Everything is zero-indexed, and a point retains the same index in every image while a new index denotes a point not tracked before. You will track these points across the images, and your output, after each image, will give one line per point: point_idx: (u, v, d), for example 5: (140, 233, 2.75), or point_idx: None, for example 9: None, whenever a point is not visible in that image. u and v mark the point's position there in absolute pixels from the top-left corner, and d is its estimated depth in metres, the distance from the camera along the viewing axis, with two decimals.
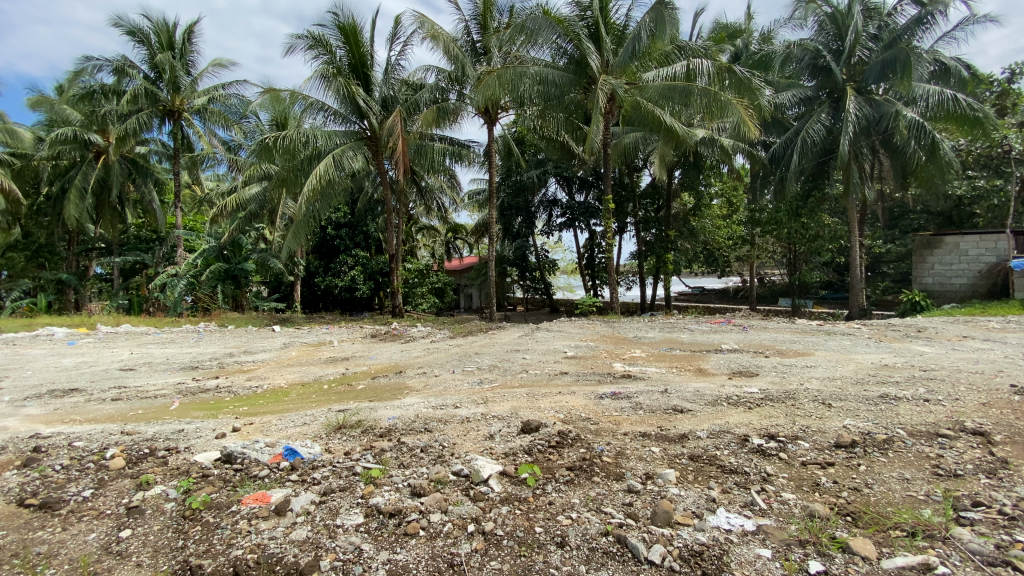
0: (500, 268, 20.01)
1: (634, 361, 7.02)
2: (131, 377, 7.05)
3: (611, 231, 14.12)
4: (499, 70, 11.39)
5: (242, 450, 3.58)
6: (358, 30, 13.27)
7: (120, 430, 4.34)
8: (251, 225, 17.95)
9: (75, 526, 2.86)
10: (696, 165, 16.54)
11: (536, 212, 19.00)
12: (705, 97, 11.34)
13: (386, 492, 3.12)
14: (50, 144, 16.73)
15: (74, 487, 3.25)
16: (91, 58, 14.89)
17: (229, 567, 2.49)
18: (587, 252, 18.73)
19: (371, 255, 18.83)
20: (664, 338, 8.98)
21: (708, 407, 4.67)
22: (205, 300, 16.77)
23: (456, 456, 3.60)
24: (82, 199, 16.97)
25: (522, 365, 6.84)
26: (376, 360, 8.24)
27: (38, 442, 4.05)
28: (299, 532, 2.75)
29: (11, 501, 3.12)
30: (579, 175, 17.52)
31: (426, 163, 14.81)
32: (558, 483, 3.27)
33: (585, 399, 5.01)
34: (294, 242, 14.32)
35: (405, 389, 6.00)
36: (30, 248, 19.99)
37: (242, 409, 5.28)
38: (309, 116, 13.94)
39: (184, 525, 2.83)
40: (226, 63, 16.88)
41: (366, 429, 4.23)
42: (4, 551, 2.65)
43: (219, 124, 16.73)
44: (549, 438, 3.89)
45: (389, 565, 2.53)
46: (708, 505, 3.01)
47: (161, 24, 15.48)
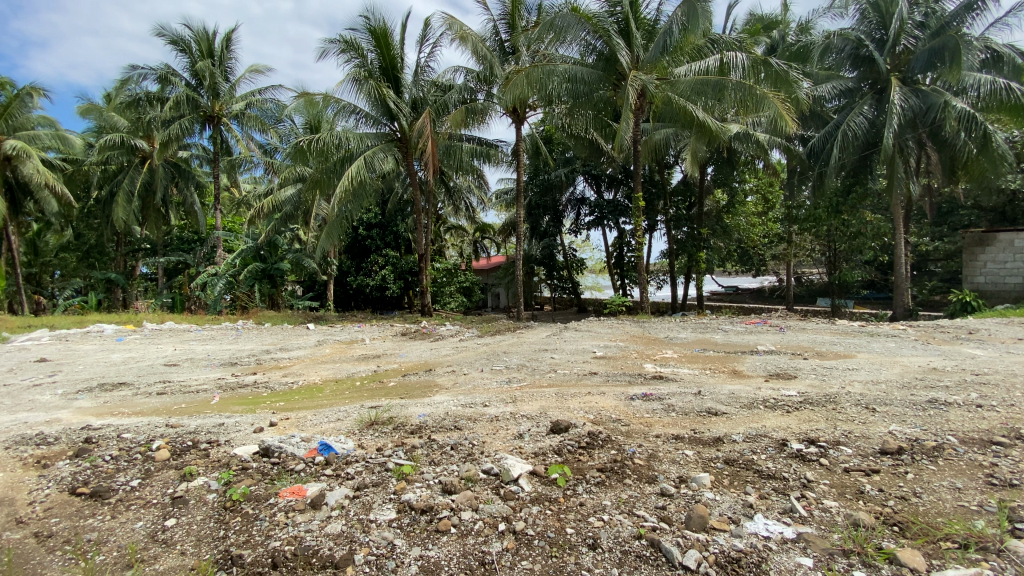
0: (528, 267, 19.90)
1: (666, 362, 6.89)
2: (175, 372, 7.36)
3: (641, 230, 13.89)
4: (527, 69, 11.37)
5: (279, 444, 3.67)
6: (388, 33, 13.47)
7: (165, 423, 4.52)
8: (286, 225, 18.42)
9: (124, 515, 2.99)
10: (730, 161, 16.28)
11: (565, 211, 18.93)
12: (739, 92, 11.05)
13: (417, 488, 3.15)
14: (100, 149, 17.57)
15: (122, 477, 3.40)
16: (136, 67, 15.59)
17: (268, 558, 2.55)
18: (616, 251, 18.62)
19: (400, 254, 19.16)
20: (697, 339, 8.83)
21: (744, 409, 4.54)
22: (243, 298, 17.39)
23: (486, 454, 3.60)
24: (129, 202, 17.82)
25: (551, 365, 6.79)
26: (406, 357, 8.33)
27: (89, 433, 4.26)
28: (334, 526, 2.79)
29: (64, 489, 3.29)
30: (608, 173, 17.36)
31: (454, 163, 14.90)
32: (590, 484, 3.24)
33: (615, 399, 4.95)
34: (327, 242, 14.65)
35: (434, 386, 6.07)
36: (82, 248, 21.20)
37: (279, 404, 5.44)
38: (342, 119, 14.20)
39: (225, 516, 2.93)
40: (263, 69, 17.40)
41: (398, 426, 4.29)
42: (57, 538, 2.79)
43: (256, 128, 17.29)
44: (580, 439, 3.85)
45: (422, 561, 2.54)
46: (746, 510, 2.92)
47: (201, 32, 16.12)
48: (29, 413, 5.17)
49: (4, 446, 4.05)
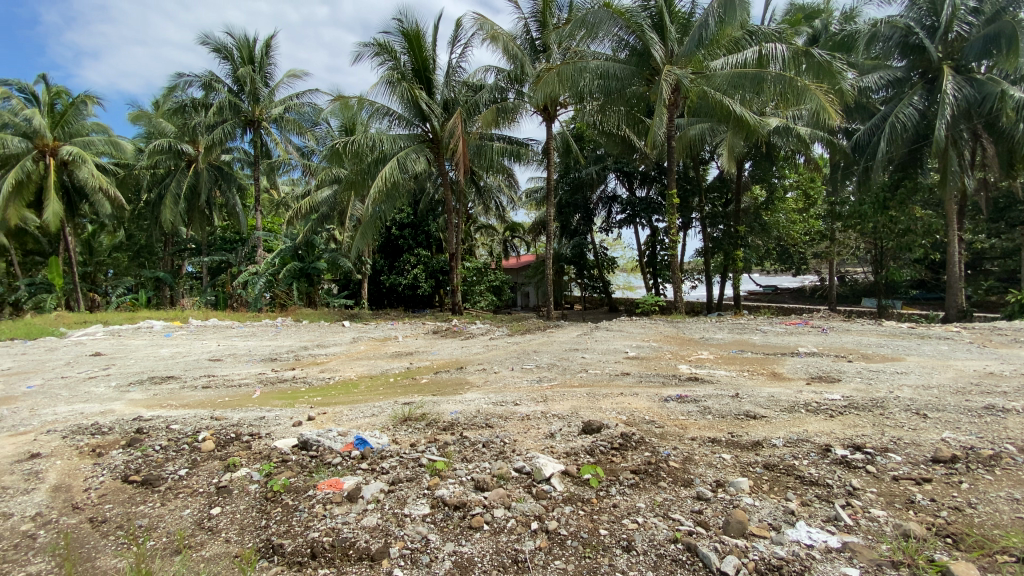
0: (558, 266, 19.75)
1: (702, 363, 6.72)
2: (219, 366, 7.66)
3: (675, 227, 13.58)
4: (558, 67, 11.29)
5: (317, 437, 3.77)
6: (421, 35, 13.63)
7: (210, 415, 4.72)
8: (323, 225, 18.91)
9: (172, 503, 3.13)
10: (769, 156, 15.73)
11: (596, 209, 18.76)
12: (779, 84, 10.69)
13: (450, 485, 3.17)
14: (150, 154, 18.45)
15: (171, 466, 3.56)
16: (183, 75, 16.30)
17: (307, 548, 2.62)
18: (649, 249, 18.28)
19: (432, 254, 19.39)
20: (733, 340, 8.58)
21: (784, 413, 4.38)
22: (283, 297, 17.98)
23: (518, 452, 3.60)
24: (175, 204, 18.65)
25: (582, 365, 6.74)
26: (438, 355, 8.43)
27: (140, 424, 4.48)
28: (370, 519, 2.85)
29: (117, 477, 3.46)
30: (641, 170, 17.10)
31: (485, 163, 14.96)
32: (623, 485, 3.19)
33: (648, 400, 4.86)
34: (362, 242, 14.96)
35: (465, 384, 6.12)
36: (133, 248, 22.72)
37: (316, 399, 5.58)
38: (376, 121, 14.47)
39: (267, 506, 3.02)
40: (300, 74, 17.90)
41: (431, 422, 4.34)
42: (111, 523, 2.93)
43: (294, 131, 17.81)
44: (612, 440, 3.80)
45: (455, 557, 2.56)
46: (787, 517, 2.82)
47: (243, 40, 16.74)
48: (85, 404, 5.47)
49: (63, 435, 4.29)
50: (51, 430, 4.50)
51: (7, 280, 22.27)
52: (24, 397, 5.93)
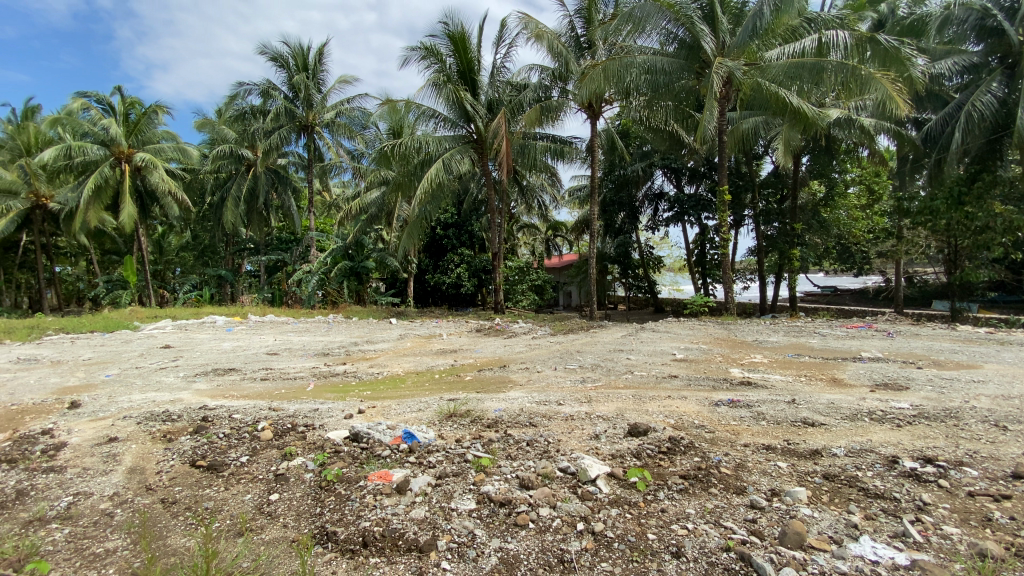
0: (602, 265, 19.43)
1: (755, 367, 6.45)
2: (276, 360, 8.07)
3: (727, 225, 13.07)
4: (604, 63, 11.14)
5: (367, 430, 3.89)
6: (466, 36, 13.79)
7: (268, 405, 4.97)
8: (371, 226, 19.50)
9: (235, 487, 3.31)
10: (829, 150, 14.88)
11: (641, 207, 18.42)
12: (841, 73, 10.16)
13: (496, 481, 3.20)
14: (213, 159, 19.62)
15: (233, 453, 3.78)
16: (243, 84, 17.21)
17: (359, 537, 2.71)
18: (697, 248, 17.75)
19: (475, 253, 19.62)
20: (789, 343, 8.18)
21: (845, 421, 4.14)
22: (333, 294, 18.66)
23: (562, 452, 3.58)
24: (236, 206, 19.72)
25: (627, 366, 6.64)
26: (481, 353, 8.50)
27: (205, 413, 4.77)
28: (418, 511, 2.91)
29: (186, 461, 3.70)
30: (690, 166, 16.66)
31: (528, 162, 14.95)
32: (672, 490, 3.11)
33: (697, 405, 4.71)
34: (408, 242, 15.32)
35: (509, 382, 6.14)
36: (198, 248, 24.24)
37: (365, 393, 5.77)
38: (422, 123, 14.76)
39: (321, 494, 3.15)
40: (350, 80, 18.51)
41: (475, 419, 4.38)
42: (180, 504, 3.14)
43: (345, 135, 18.45)
44: (660, 443, 3.71)
45: (501, 553, 2.58)
46: (850, 531, 2.66)
47: (298, 48, 17.51)
48: (157, 393, 5.89)
49: (138, 421, 4.64)
50: (127, 415, 4.87)
51: (88, 277, 24.24)
52: (104, 385, 6.44)
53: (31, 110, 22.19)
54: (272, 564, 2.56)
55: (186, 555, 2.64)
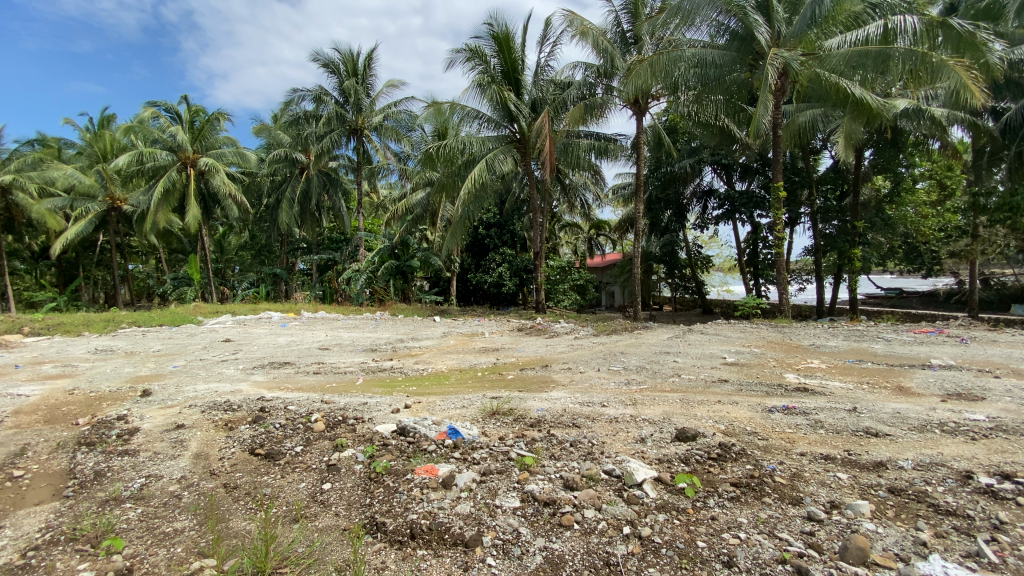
0: (647, 265, 19.00)
1: (812, 373, 6.14)
2: (327, 355, 8.39)
3: (781, 223, 12.48)
4: (652, 58, 10.90)
5: (414, 425, 3.98)
6: (510, 37, 13.86)
7: (321, 398, 5.18)
8: (416, 226, 19.89)
9: (289, 476, 3.47)
10: (895, 142, 13.96)
11: (689, 205, 17.90)
12: (909, 62, 9.50)
13: (539, 480, 3.19)
14: (270, 163, 20.60)
15: (289, 443, 3.95)
16: (297, 90, 17.96)
17: (407, 529, 2.77)
18: (749, 247, 17.06)
19: (517, 252, 19.70)
20: (850, 348, 7.73)
21: (913, 432, 3.87)
22: (381, 293, 19.20)
23: (607, 455, 3.53)
24: (290, 207, 20.64)
25: (674, 368, 6.47)
26: (524, 352, 8.53)
27: (262, 404, 5.02)
28: (463, 506, 2.95)
29: (246, 449, 3.91)
30: (741, 162, 16.03)
31: (572, 161, 14.83)
32: (722, 498, 3.00)
33: (750, 410, 4.53)
34: (452, 241, 15.56)
35: (551, 382, 6.11)
36: (255, 247, 25.87)
37: (411, 388, 5.92)
38: (466, 124, 14.93)
39: (371, 485, 3.24)
40: (398, 83, 18.97)
41: (518, 418, 4.40)
42: (241, 490, 3.31)
43: (392, 138, 18.93)
44: (709, 449, 3.59)
45: (545, 552, 2.58)
46: (918, 548, 2.49)
47: (348, 54, 18.12)
48: (219, 383, 6.27)
49: (202, 410, 4.94)
50: (192, 404, 5.20)
51: (158, 275, 26.02)
52: (171, 375, 6.90)
53: (108, 118, 24.00)
54: (325, 550, 2.66)
55: (247, 537, 2.79)
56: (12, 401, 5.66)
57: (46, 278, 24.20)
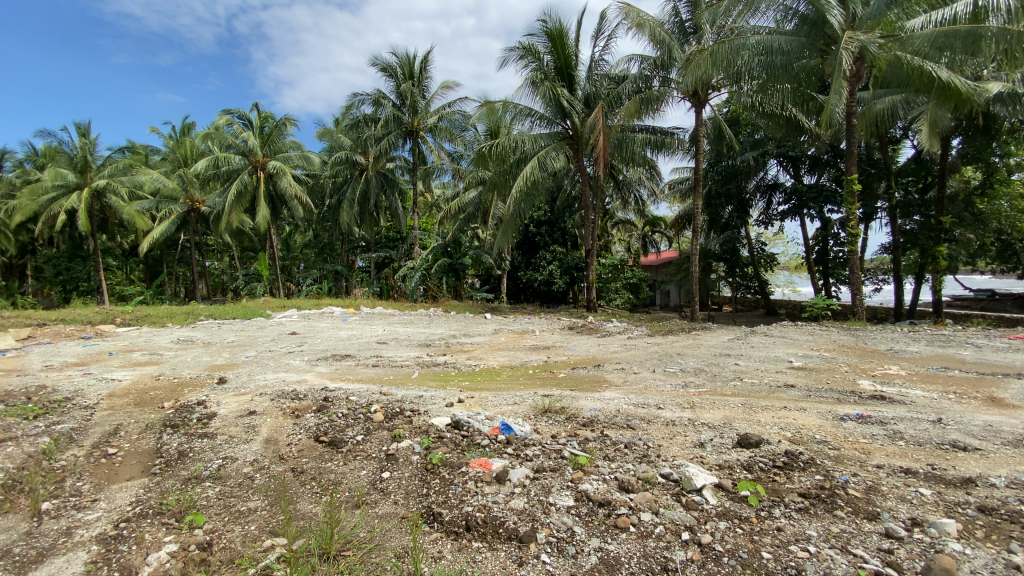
0: (705, 263, 18.27)
1: (890, 380, 5.69)
2: (385, 348, 8.70)
3: (855, 219, 11.63)
4: (713, 47, 10.53)
5: (468, 419, 4.05)
6: (564, 33, 13.78)
7: (379, 390, 5.37)
8: (468, 225, 20.16)
9: (352, 463, 3.63)
10: (987, 129, 12.79)
11: (752, 200, 17.09)
12: (1004, 41, 8.62)
13: (594, 480, 3.15)
14: (332, 165, 21.54)
15: (350, 432, 4.13)
16: (357, 94, 18.65)
17: (462, 521, 2.82)
18: (818, 244, 16.09)
19: (568, 250, 19.58)
20: (935, 354, 7.08)
21: (1008, 448, 3.51)
22: (434, 290, 19.70)
23: (663, 458, 3.44)
24: (350, 207, 21.52)
25: (734, 372, 6.20)
26: (575, 351, 8.44)
27: (326, 394, 5.27)
28: (517, 502, 2.96)
29: (311, 436, 4.12)
30: (810, 154, 15.11)
31: (626, 156, 14.51)
32: (789, 509, 2.85)
33: (819, 418, 4.26)
34: (503, 239, 15.64)
35: (604, 382, 6.02)
36: (318, 246, 26.58)
37: (464, 383, 6.04)
38: (519, 122, 14.95)
39: (428, 476, 3.33)
40: (452, 84, 19.31)
41: (571, 416, 4.37)
42: (307, 474, 3.50)
43: (446, 138, 19.28)
44: (774, 457, 3.42)
45: (601, 553, 2.54)
46: (1012, 573, 2.26)
47: (405, 57, 18.66)
48: (286, 373, 6.65)
49: (272, 397, 5.25)
50: (263, 392, 5.54)
51: (231, 271, 27.88)
52: (244, 365, 7.39)
53: (188, 126, 25.96)
54: (385, 537, 2.75)
55: (313, 520, 2.93)
56: (109, 385, 6.27)
57: (135, 274, 26.55)
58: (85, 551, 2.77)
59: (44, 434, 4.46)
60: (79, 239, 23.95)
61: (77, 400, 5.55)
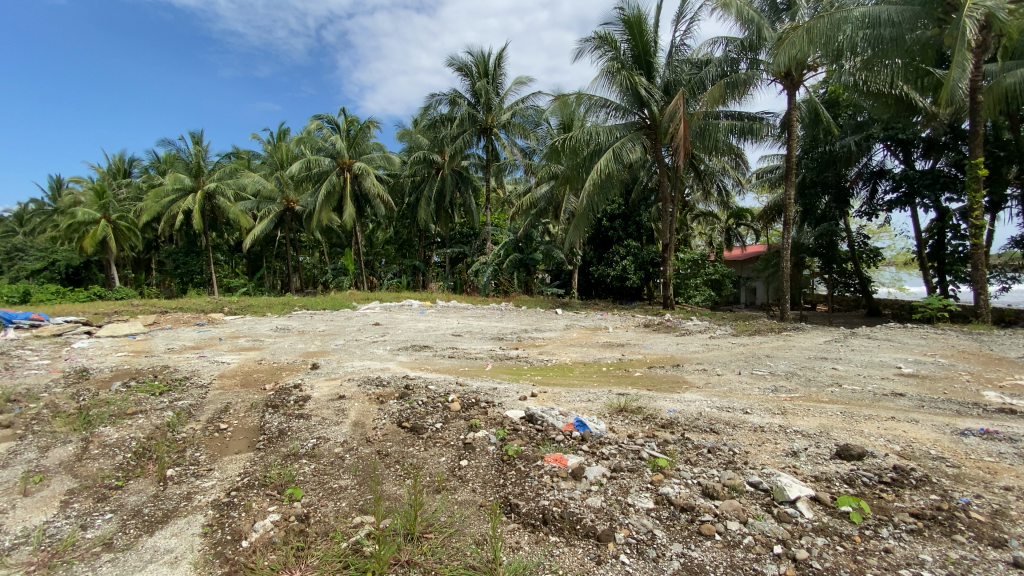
0: (797, 258, 16.79)
1: (1023, 393, 4.94)
2: (460, 341, 8.96)
3: (979, 208, 10.21)
4: (809, 23, 9.69)
5: (542, 413, 4.06)
6: (643, 19, 13.30)
7: (455, 380, 5.54)
8: (540, 220, 20.15)
9: (432, 449, 3.77)
10: None
11: (854, 188, 15.63)
12: None
13: (675, 484, 3.04)
14: (412, 164, 22.35)
15: (430, 419, 4.30)
16: (435, 95, 19.23)
17: (539, 514, 2.84)
18: (932, 237, 14.40)
19: (642, 245, 18.97)
20: None
21: None
22: (506, 284, 19.97)
23: (751, 465, 3.24)
24: (427, 205, 22.30)
25: (831, 377, 5.71)
26: (651, 350, 8.18)
27: (405, 382, 5.53)
28: (595, 500, 2.93)
29: (394, 421, 4.33)
30: (924, 136, 13.49)
31: (709, 145, 13.75)
32: (899, 529, 2.57)
33: (934, 432, 3.80)
34: (575, 234, 15.46)
35: (683, 383, 5.77)
36: (398, 242, 27.40)
37: (537, 377, 6.07)
38: (593, 114, 14.64)
39: (504, 467, 3.38)
40: (526, 80, 19.34)
41: (648, 417, 4.24)
42: (391, 457, 3.69)
43: (519, 134, 19.38)
44: (880, 472, 3.10)
45: (684, 559, 2.45)
46: None
47: (480, 55, 18.97)
48: (371, 361, 7.05)
49: (358, 383, 5.60)
50: (350, 378, 5.92)
51: (321, 266, 30.02)
52: (333, 352, 7.94)
53: (283, 132, 28.20)
54: (465, 523, 2.83)
55: (399, 501, 3.09)
56: (219, 367, 6.99)
57: (239, 267, 29.37)
58: (202, 514, 3.11)
59: (169, 408, 5.07)
60: (193, 236, 26.88)
61: (194, 379, 6.25)
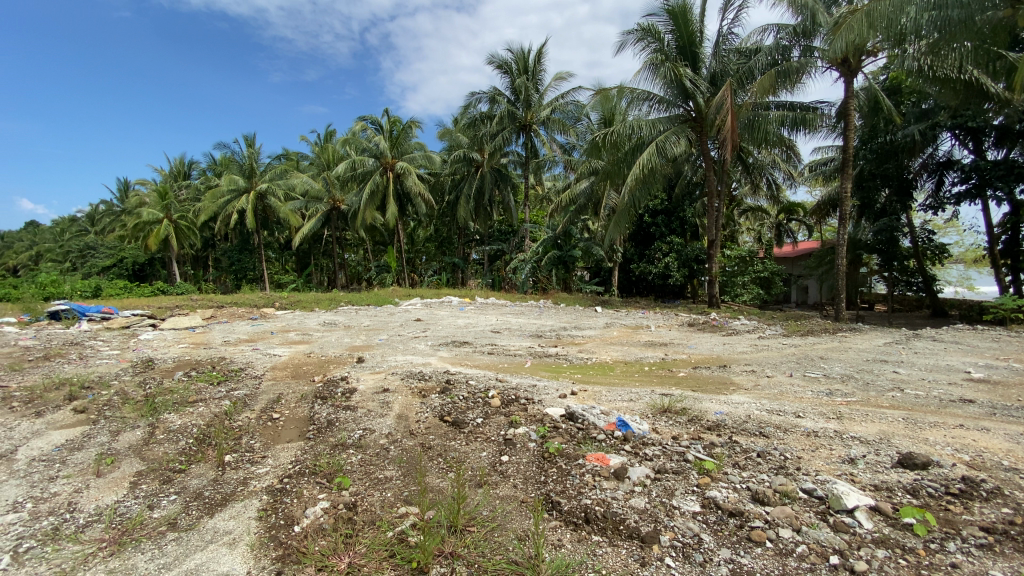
0: (853, 255, 15.96)
1: None
2: (500, 337, 9.00)
3: None
4: (868, 6, 9.32)
5: (583, 412, 4.03)
6: (688, 8, 12.92)
7: (496, 377, 5.58)
8: (580, 216, 19.93)
9: (473, 444, 3.81)
10: None
11: (918, 180, 14.68)
12: None
13: (723, 488, 2.95)
14: (452, 163, 22.57)
15: (471, 414, 4.35)
16: (475, 93, 19.36)
17: (581, 512, 2.83)
18: (1005, 232, 13.39)
19: (686, 241, 18.47)
20: None
21: None
22: (544, 281, 19.91)
23: (803, 471, 3.11)
24: (467, 202, 22.48)
25: (891, 381, 5.38)
26: (696, 350, 7.95)
27: (446, 377, 5.62)
28: (638, 501, 2.88)
29: (436, 416, 4.40)
30: (998, 123, 12.48)
31: (758, 137, 13.19)
32: (968, 544, 2.40)
33: (1009, 441, 3.52)
34: (616, 230, 15.20)
35: (730, 384, 5.58)
36: (439, 240, 27.78)
37: (576, 375, 6.03)
38: (635, 108, 14.33)
39: (545, 464, 3.38)
40: (566, 76, 19.18)
41: (693, 419, 4.12)
42: (434, 450, 3.76)
43: (559, 130, 19.24)
44: (947, 483, 2.90)
45: (732, 565, 2.38)
46: None
47: (519, 52, 18.96)
48: (413, 356, 7.20)
49: (401, 377, 5.73)
50: (394, 372, 6.06)
51: (364, 263, 30.87)
52: (377, 347, 8.16)
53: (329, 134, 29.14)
54: (507, 518, 2.85)
55: (443, 493, 3.15)
56: (271, 359, 7.32)
57: (289, 264, 30.60)
58: (258, 499, 3.27)
59: (226, 397, 5.35)
60: (246, 234, 28.18)
61: (249, 370, 6.57)
